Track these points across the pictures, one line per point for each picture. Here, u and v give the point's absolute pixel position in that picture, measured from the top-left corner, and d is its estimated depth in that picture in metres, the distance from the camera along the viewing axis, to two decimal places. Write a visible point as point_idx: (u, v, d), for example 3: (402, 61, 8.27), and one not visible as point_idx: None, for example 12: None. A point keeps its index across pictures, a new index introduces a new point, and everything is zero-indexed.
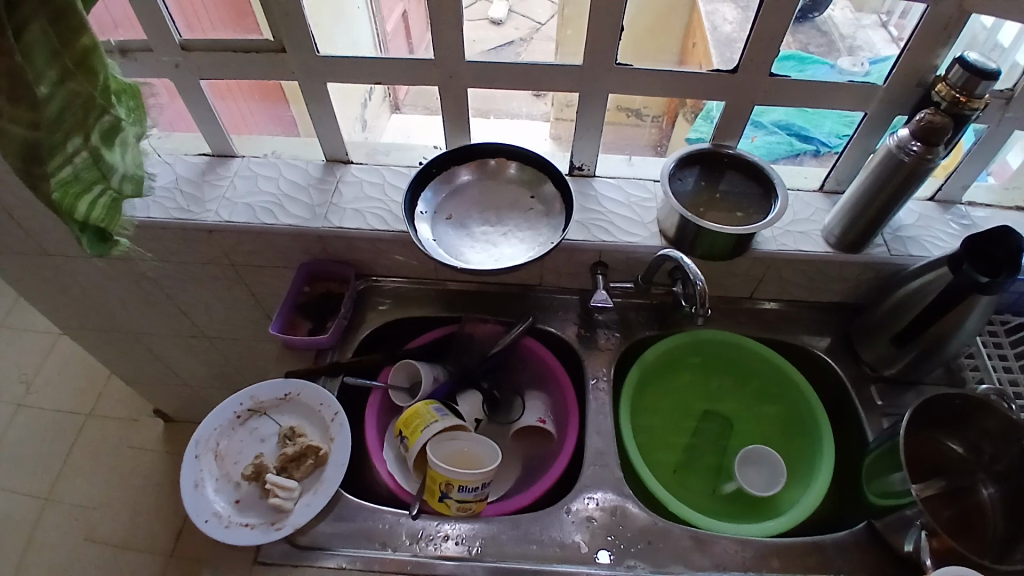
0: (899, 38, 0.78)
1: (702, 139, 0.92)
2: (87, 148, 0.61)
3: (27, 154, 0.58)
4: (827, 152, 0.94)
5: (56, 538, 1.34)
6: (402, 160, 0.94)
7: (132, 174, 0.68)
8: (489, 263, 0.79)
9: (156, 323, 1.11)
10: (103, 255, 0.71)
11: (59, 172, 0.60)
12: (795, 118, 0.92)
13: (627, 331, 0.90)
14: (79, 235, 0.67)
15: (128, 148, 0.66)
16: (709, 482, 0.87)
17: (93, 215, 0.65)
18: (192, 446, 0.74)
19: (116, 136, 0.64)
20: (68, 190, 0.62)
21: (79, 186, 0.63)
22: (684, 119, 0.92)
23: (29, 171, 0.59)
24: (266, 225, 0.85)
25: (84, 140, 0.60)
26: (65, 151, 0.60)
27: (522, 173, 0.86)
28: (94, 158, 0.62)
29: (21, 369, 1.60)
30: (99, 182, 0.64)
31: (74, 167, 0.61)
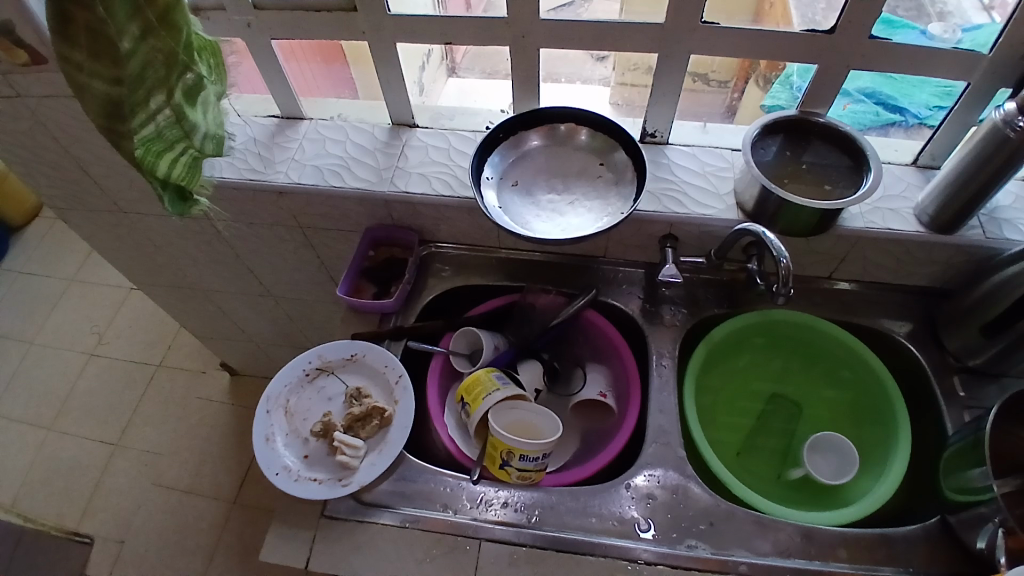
0: (993, 5, 0.71)
1: (778, 105, 0.87)
2: (170, 106, 0.62)
3: (110, 111, 0.59)
4: (917, 123, 0.87)
5: (132, 480, 1.44)
6: (469, 125, 0.93)
7: (213, 134, 0.70)
8: (555, 233, 0.77)
9: (225, 282, 1.15)
10: (183, 215, 0.72)
11: (143, 129, 0.61)
12: (884, 86, 0.84)
13: (694, 308, 0.87)
14: (161, 194, 0.68)
15: (209, 107, 0.67)
16: (774, 468, 0.84)
17: (174, 174, 0.66)
18: (263, 402, 0.77)
19: (197, 95, 0.65)
20: (151, 147, 0.62)
21: (162, 144, 0.64)
22: (756, 84, 0.86)
23: (112, 128, 0.60)
24: (333, 188, 0.86)
25: (166, 98, 0.61)
26: (148, 108, 0.60)
27: (592, 140, 0.83)
28: (177, 116, 0.63)
29: (93, 321, 1.70)
30: (181, 141, 0.65)
31: (157, 124, 0.62)
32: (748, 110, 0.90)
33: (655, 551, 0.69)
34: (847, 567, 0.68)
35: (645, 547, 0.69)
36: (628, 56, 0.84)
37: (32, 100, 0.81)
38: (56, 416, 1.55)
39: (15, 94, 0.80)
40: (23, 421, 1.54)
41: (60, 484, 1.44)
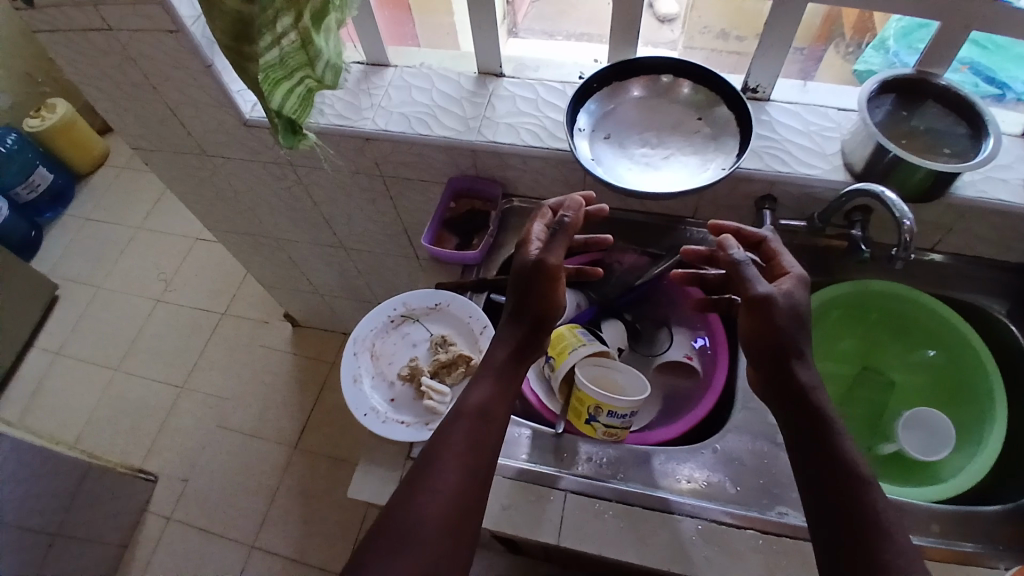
0: None
1: (871, 70, 0.84)
2: (297, 29, 0.61)
3: (239, 31, 0.58)
4: (1015, 100, 0.83)
5: (196, 422, 1.49)
6: (560, 76, 0.90)
7: (332, 64, 0.69)
8: (649, 188, 0.75)
9: (300, 231, 1.16)
10: (291, 149, 0.72)
11: (268, 54, 0.60)
12: (982, 56, 0.81)
13: None
14: (275, 125, 0.68)
15: (331, 35, 0.67)
16: (862, 445, 0.82)
17: (288, 104, 0.66)
18: (351, 344, 0.78)
19: (322, 20, 0.64)
20: (272, 74, 0.62)
21: (282, 72, 0.63)
22: (835, 54, 0.87)
23: (240, 52, 0.59)
24: (421, 136, 0.85)
25: (294, 20, 0.61)
26: (276, 31, 0.60)
27: (694, 95, 0.80)
28: (302, 41, 0.63)
29: (160, 268, 1.75)
30: (302, 69, 0.65)
31: (281, 49, 0.61)
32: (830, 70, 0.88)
33: (741, 514, 0.67)
34: (939, 542, 0.66)
35: (731, 511, 0.67)
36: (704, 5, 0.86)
37: (125, 36, 0.80)
38: (123, 358, 1.61)
39: (107, 29, 0.79)
40: (92, 361, 1.61)
41: (129, 422, 1.51)
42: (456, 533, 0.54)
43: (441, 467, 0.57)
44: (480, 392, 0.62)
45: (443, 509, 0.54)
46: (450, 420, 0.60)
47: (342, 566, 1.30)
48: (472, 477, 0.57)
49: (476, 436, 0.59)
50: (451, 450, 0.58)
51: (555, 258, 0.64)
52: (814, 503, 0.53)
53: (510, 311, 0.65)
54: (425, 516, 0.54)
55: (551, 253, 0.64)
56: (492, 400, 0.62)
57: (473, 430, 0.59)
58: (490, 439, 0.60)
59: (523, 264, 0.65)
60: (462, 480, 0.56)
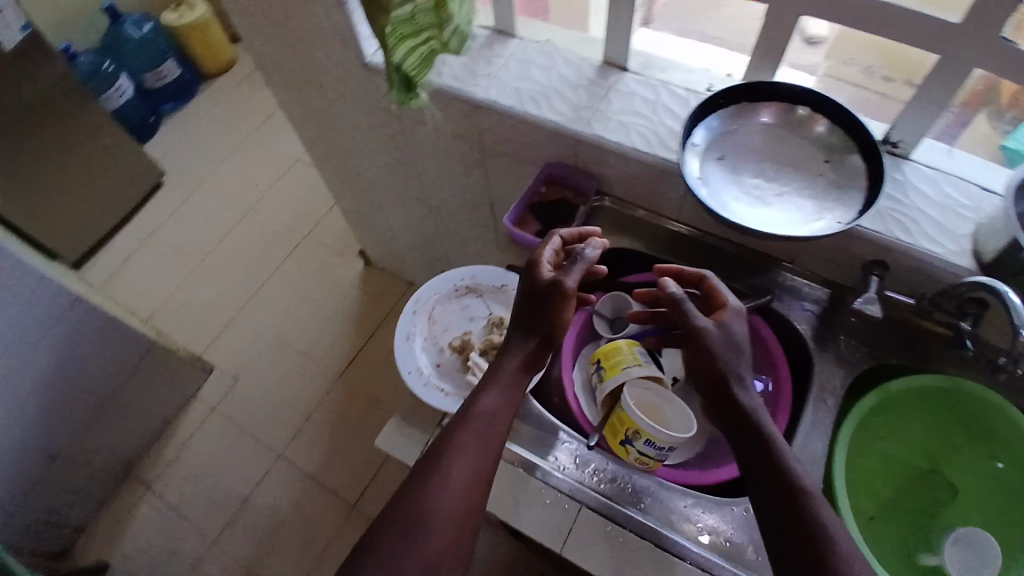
0: None
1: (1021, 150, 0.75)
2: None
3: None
4: None
5: (256, 330, 1.58)
6: (687, 82, 0.85)
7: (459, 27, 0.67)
8: (753, 222, 0.71)
9: (391, 178, 1.18)
10: (401, 103, 0.74)
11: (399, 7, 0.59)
12: None
13: (875, 351, 0.78)
14: (392, 78, 0.69)
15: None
16: (900, 547, 0.74)
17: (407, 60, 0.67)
18: (412, 302, 0.79)
19: None
20: (398, 27, 0.61)
21: (410, 29, 0.64)
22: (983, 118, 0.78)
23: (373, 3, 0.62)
24: (529, 114, 0.83)
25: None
26: None
27: (828, 135, 0.74)
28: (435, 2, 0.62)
29: (258, 180, 1.85)
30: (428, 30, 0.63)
31: (413, 8, 0.62)
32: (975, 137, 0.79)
33: None
34: None
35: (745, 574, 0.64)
36: (854, 38, 0.79)
37: None
38: (207, 254, 1.72)
39: None
40: (180, 249, 1.73)
41: (199, 314, 1.62)
42: (462, 523, 0.56)
43: (451, 461, 0.58)
44: (494, 397, 0.63)
45: (452, 501, 0.56)
46: (465, 418, 0.62)
47: (354, 498, 1.35)
48: (478, 475, 0.59)
49: (487, 438, 0.61)
50: (463, 448, 0.59)
51: (571, 282, 0.65)
52: (770, 518, 0.55)
53: (519, 327, 0.67)
54: (434, 506, 0.56)
55: (567, 276, 0.66)
56: (502, 407, 0.64)
57: (484, 432, 0.61)
58: (498, 443, 0.62)
59: (533, 284, 0.67)
60: (471, 477, 0.59)
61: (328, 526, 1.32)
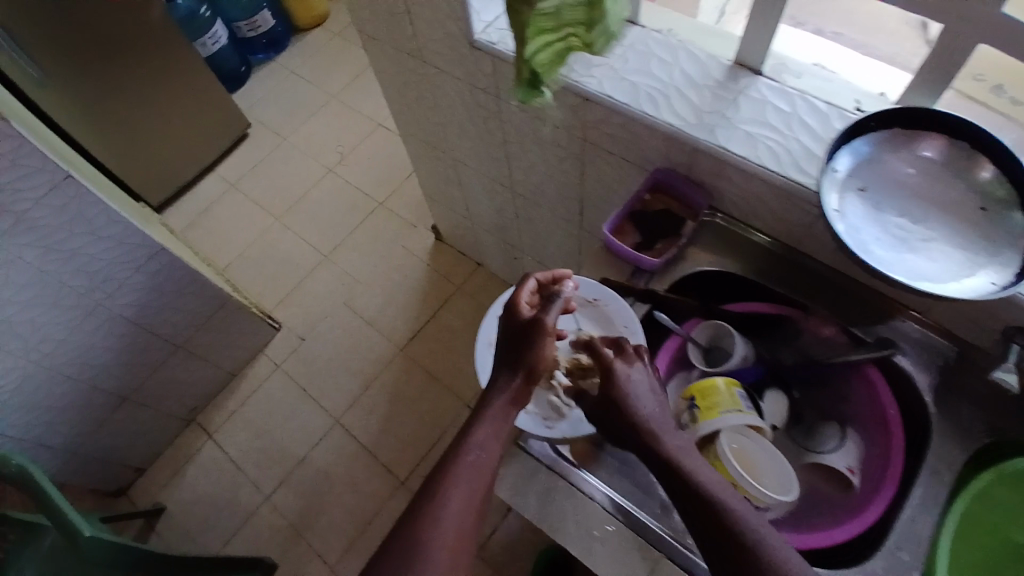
0: None
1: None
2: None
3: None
4: None
5: (325, 292, 1.59)
6: (829, 94, 0.75)
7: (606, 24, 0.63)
8: (896, 269, 0.63)
9: (480, 161, 1.13)
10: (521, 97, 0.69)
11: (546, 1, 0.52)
12: None
13: (1000, 426, 0.69)
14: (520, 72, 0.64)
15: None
16: None
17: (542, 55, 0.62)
18: (496, 306, 0.76)
19: None
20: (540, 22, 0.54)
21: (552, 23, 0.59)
22: None
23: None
24: (644, 115, 0.76)
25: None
26: None
27: (995, 184, 0.64)
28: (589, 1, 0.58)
29: (340, 140, 1.84)
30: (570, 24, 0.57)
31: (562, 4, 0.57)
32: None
33: None
34: None
35: None
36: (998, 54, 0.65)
37: None
38: (285, 210, 1.73)
39: None
40: (259, 202, 1.76)
41: (272, 269, 1.64)
42: (461, 551, 0.55)
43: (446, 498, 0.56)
44: (484, 431, 0.61)
45: (446, 540, 0.54)
46: (456, 454, 0.59)
47: (403, 474, 1.36)
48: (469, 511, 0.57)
49: (478, 474, 0.59)
50: (454, 484, 0.57)
51: (551, 319, 0.65)
52: None
53: (505, 362, 0.64)
54: (428, 545, 0.53)
55: (546, 314, 0.65)
56: (493, 443, 0.61)
57: (474, 468, 0.59)
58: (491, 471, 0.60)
59: (514, 324, 0.66)
60: (465, 513, 0.56)
61: (375, 497, 1.34)
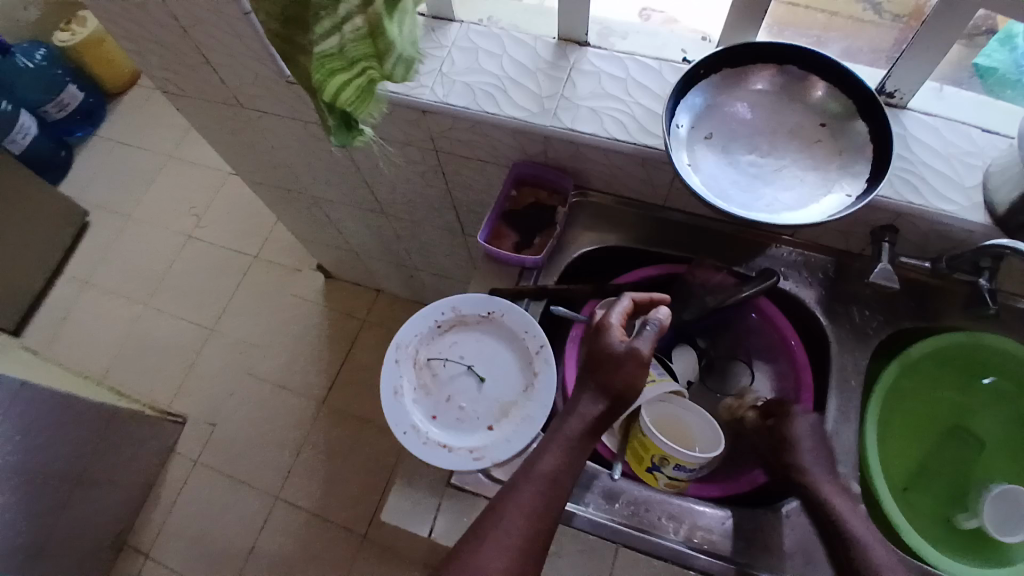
0: None
1: (994, 67, 0.73)
2: (364, 15, 0.48)
3: (294, 16, 0.49)
4: None
5: (223, 367, 1.47)
6: (656, 49, 0.75)
7: (404, 56, 0.53)
8: (758, 210, 0.64)
9: (341, 192, 1.06)
10: (343, 144, 0.60)
11: (323, 41, 0.49)
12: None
13: (891, 316, 0.73)
14: (326, 115, 0.56)
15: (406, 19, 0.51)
16: (936, 510, 0.74)
17: (342, 96, 0.53)
18: (393, 350, 0.71)
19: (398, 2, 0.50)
20: (326, 64, 0.50)
21: (341, 62, 0.51)
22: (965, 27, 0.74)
23: (286, 37, 0.51)
24: (486, 115, 0.73)
25: (362, 3, 0.47)
26: (336, 15, 0.47)
27: (829, 101, 0.66)
28: (369, 30, 0.49)
29: (192, 201, 1.68)
30: (364, 61, 0.51)
31: (341, 38, 0.49)
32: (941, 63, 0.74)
33: None
34: None
35: None
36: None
37: None
38: (154, 293, 1.57)
39: None
40: (122, 293, 1.58)
41: (157, 360, 1.49)
42: None
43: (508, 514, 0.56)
44: (552, 460, 0.58)
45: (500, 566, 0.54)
46: (523, 479, 0.58)
47: (363, 527, 1.30)
48: (535, 534, 0.56)
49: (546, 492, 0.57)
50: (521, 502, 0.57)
51: (644, 347, 0.60)
52: None
53: (593, 383, 0.61)
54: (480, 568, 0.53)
55: (641, 342, 0.60)
56: (563, 472, 0.58)
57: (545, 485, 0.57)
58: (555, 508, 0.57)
59: (602, 345, 0.61)
60: (524, 542, 0.55)
61: (341, 559, 1.27)
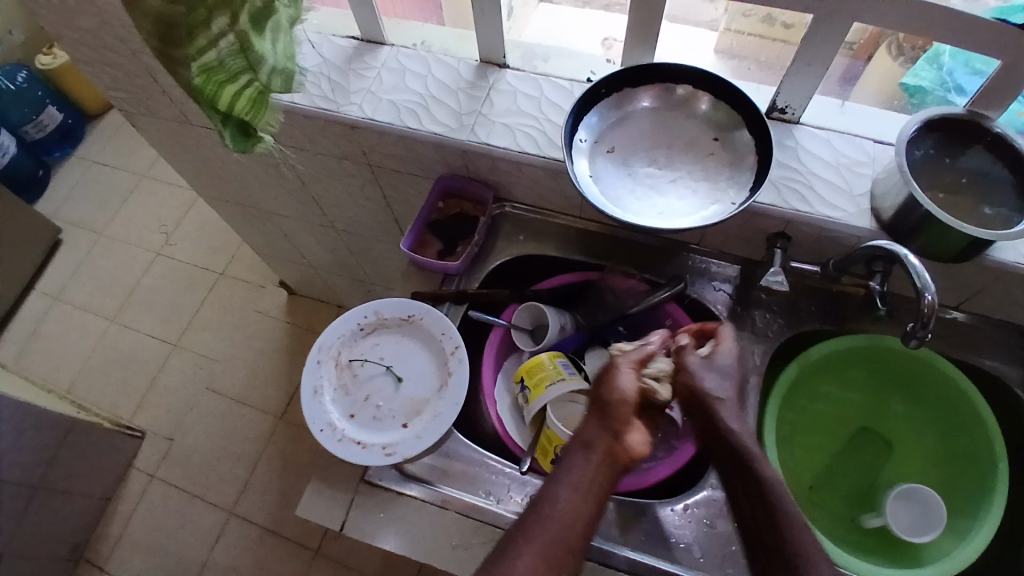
0: None
1: (921, 85, 0.74)
2: (234, 31, 0.54)
3: (169, 32, 0.54)
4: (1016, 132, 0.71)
5: (185, 381, 1.49)
6: (569, 70, 0.80)
7: (281, 68, 0.59)
8: (650, 217, 0.68)
9: (291, 208, 1.11)
10: (245, 152, 0.65)
11: (202, 55, 0.54)
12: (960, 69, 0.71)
13: (793, 319, 0.77)
14: (221, 127, 0.61)
15: (280, 34, 0.57)
16: (846, 509, 0.77)
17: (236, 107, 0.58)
18: (315, 352, 0.74)
19: (267, 19, 0.55)
20: (211, 76, 0.56)
21: (224, 74, 0.56)
22: (886, 50, 0.75)
23: (169, 55, 0.56)
24: (408, 130, 0.78)
25: (230, 22, 0.53)
26: (210, 32, 0.54)
27: (716, 114, 0.71)
28: (241, 45, 0.55)
29: (162, 220, 1.73)
30: (246, 73, 0.57)
31: (218, 52, 0.55)
32: (872, 87, 0.78)
33: None
34: None
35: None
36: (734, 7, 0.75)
37: None
38: (119, 309, 1.60)
39: None
40: (90, 309, 1.61)
41: (119, 375, 1.52)
42: None
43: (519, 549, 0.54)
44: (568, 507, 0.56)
45: None
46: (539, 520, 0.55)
47: (316, 541, 1.31)
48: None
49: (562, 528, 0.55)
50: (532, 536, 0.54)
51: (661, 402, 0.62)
52: None
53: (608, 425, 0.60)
54: None
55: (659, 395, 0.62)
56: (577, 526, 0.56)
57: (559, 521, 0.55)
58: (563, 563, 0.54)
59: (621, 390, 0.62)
60: None
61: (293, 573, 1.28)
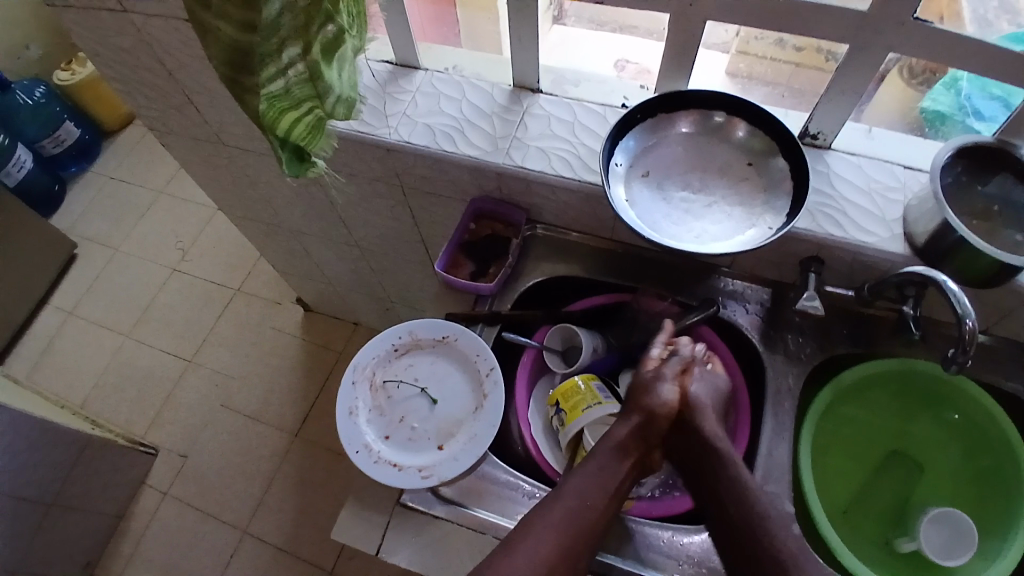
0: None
1: (941, 112, 0.75)
2: (304, 61, 0.55)
3: (238, 62, 0.54)
4: None
5: (200, 398, 1.49)
6: (602, 95, 0.82)
7: (345, 97, 0.62)
8: (687, 240, 0.69)
9: (316, 226, 1.12)
10: (297, 177, 0.66)
11: (270, 85, 0.55)
12: (976, 94, 0.73)
13: (825, 342, 0.77)
14: (279, 152, 0.62)
15: (345, 65, 0.59)
16: (880, 532, 0.77)
17: (294, 132, 0.59)
18: (350, 372, 0.74)
19: (336, 51, 0.57)
20: (275, 104, 0.57)
21: (288, 102, 0.57)
22: (898, 74, 0.75)
23: (237, 81, 0.56)
24: (444, 153, 0.79)
25: (302, 51, 0.55)
26: (280, 61, 0.54)
27: (751, 140, 0.72)
28: (310, 74, 0.56)
29: (178, 236, 1.74)
30: (309, 100, 0.58)
31: (286, 79, 0.56)
32: (894, 111, 0.79)
33: None
34: None
35: None
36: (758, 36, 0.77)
37: (139, 18, 0.75)
38: (134, 324, 1.60)
39: (122, 10, 0.75)
40: (105, 325, 1.61)
41: (133, 391, 1.51)
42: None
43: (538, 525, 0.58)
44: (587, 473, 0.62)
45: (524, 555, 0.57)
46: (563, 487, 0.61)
47: (331, 561, 1.29)
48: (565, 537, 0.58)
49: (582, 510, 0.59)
50: (551, 522, 0.58)
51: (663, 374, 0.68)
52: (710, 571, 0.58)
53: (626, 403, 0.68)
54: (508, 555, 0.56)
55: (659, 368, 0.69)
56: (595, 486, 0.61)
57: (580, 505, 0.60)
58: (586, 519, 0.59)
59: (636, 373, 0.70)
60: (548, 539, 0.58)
61: None
